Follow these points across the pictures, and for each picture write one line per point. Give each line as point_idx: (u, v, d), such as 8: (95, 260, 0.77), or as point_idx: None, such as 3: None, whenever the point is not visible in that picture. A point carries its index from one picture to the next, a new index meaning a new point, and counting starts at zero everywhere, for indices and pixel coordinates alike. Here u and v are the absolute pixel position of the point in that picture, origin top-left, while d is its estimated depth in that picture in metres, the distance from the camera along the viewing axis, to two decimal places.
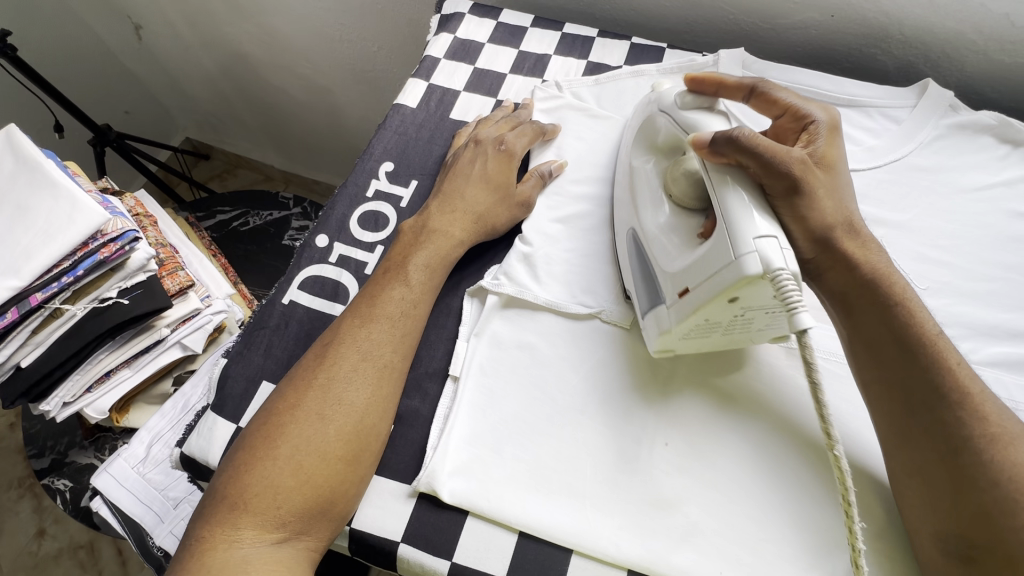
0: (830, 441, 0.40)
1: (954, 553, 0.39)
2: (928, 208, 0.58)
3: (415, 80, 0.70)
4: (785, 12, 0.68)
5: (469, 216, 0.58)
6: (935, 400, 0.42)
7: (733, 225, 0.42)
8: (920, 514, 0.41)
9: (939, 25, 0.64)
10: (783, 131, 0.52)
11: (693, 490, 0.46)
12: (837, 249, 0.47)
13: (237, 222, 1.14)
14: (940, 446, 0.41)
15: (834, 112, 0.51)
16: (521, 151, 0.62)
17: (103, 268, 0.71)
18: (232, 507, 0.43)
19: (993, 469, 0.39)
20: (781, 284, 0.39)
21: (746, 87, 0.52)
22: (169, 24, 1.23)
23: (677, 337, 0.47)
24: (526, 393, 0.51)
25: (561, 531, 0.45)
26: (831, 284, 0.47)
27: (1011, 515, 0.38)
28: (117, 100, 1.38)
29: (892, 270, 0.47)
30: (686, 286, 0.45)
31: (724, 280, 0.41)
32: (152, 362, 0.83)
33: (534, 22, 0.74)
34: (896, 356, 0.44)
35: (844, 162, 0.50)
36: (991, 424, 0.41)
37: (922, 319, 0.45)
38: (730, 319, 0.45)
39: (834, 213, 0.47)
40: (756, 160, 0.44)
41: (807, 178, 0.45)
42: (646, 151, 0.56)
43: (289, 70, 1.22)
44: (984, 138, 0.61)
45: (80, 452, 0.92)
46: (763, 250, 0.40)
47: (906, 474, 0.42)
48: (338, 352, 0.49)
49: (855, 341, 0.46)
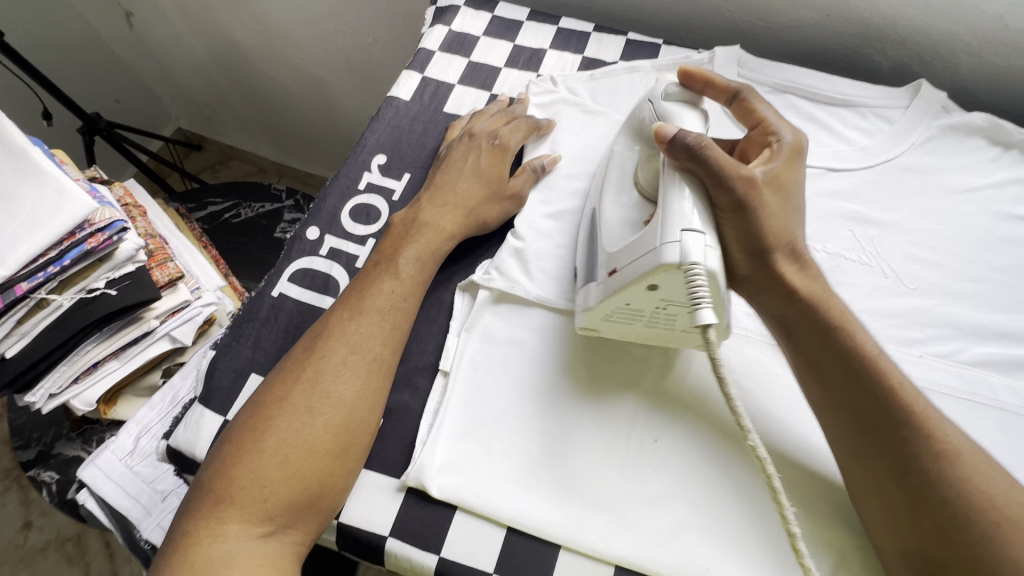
0: (743, 429, 0.41)
1: (915, 566, 0.40)
2: (919, 208, 0.58)
3: (410, 72, 0.70)
4: (782, 10, 0.68)
5: (460, 209, 0.57)
6: (882, 421, 0.43)
7: (666, 215, 0.44)
8: (878, 527, 0.42)
9: (933, 25, 0.64)
10: (751, 145, 0.54)
11: (678, 488, 0.47)
12: (773, 269, 0.48)
13: (228, 214, 1.13)
14: (888, 464, 0.42)
15: (802, 138, 0.52)
16: (515, 145, 0.61)
17: (90, 258, 0.70)
18: (217, 500, 0.43)
19: (944, 485, 0.40)
20: (693, 277, 0.42)
21: (731, 91, 0.55)
22: (162, 13, 1.21)
23: (599, 316, 0.49)
24: (513, 390, 0.51)
25: (548, 527, 0.45)
26: (769, 306, 0.49)
27: (965, 528, 0.38)
28: (108, 89, 1.36)
29: (829, 292, 0.48)
30: (616, 265, 0.46)
31: (645, 264, 0.43)
32: (140, 354, 0.83)
33: (529, 16, 0.74)
34: (839, 380, 0.45)
35: (800, 188, 0.51)
36: (937, 441, 0.41)
37: (863, 342, 0.45)
38: (652, 310, 0.46)
39: (778, 233, 0.48)
40: (706, 168, 0.46)
41: (755, 196, 0.46)
42: (632, 138, 0.55)
43: (283, 61, 1.21)
44: (976, 139, 0.61)
45: (67, 444, 0.91)
46: (685, 242, 0.42)
47: (864, 492, 0.43)
48: (327, 345, 0.49)
49: (800, 362, 0.47)
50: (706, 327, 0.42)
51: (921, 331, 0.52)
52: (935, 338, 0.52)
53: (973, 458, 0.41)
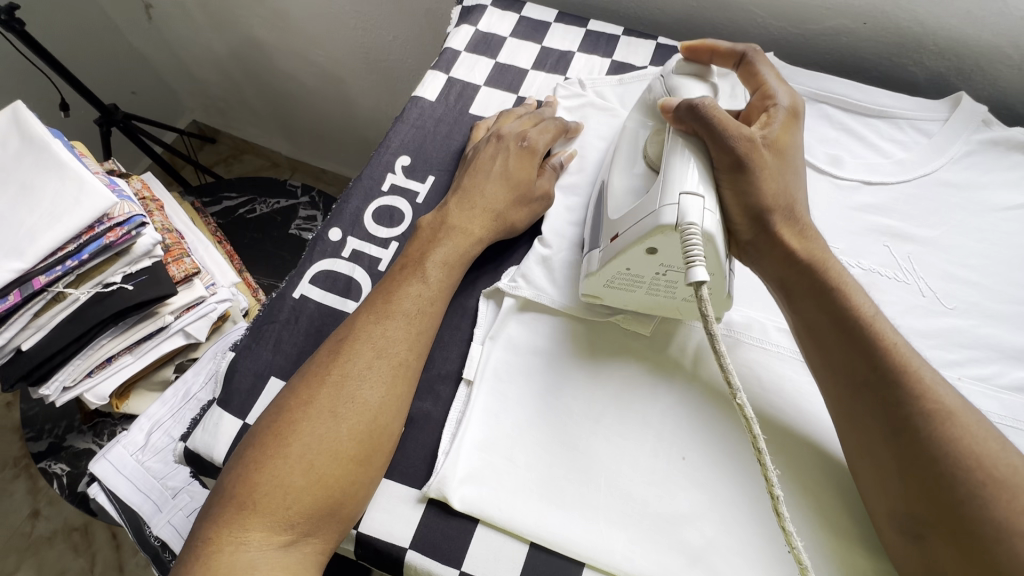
0: (731, 388, 0.40)
1: (905, 532, 0.39)
2: (957, 225, 0.57)
3: (435, 72, 0.69)
4: (818, 17, 0.67)
5: (488, 213, 0.56)
6: (874, 379, 0.42)
7: (667, 179, 0.45)
8: (872, 491, 0.41)
9: (975, 37, 0.62)
10: (750, 112, 0.53)
11: (705, 506, 0.45)
12: (773, 232, 0.47)
13: (243, 209, 1.13)
14: (880, 424, 0.41)
15: (799, 100, 0.52)
16: (543, 147, 0.60)
17: (108, 252, 0.69)
18: (239, 507, 0.42)
19: (932, 442, 0.39)
20: (689, 237, 0.42)
21: (737, 55, 0.55)
22: (181, 5, 1.21)
23: (601, 282, 0.49)
24: (537, 398, 0.50)
25: (572, 543, 0.44)
26: (769, 269, 0.48)
27: (950, 487, 0.37)
28: (125, 81, 1.36)
29: (828, 253, 0.47)
30: (617, 231, 0.48)
31: (645, 226, 0.44)
32: (154, 349, 0.82)
33: (557, 18, 0.73)
34: (834, 340, 0.44)
35: (798, 149, 0.50)
36: (929, 400, 0.40)
37: (858, 302, 0.45)
38: (652, 275, 0.47)
39: (776, 195, 0.47)
40: (708, 125, 0.46)
41: (754, 157, 0.46)
42: (645, 115, 0.56)
43: (301, 56, 1.20)
44: (1018, 155, 0.59)
45: (78, 437, 0.91)
46: (683, 204, 0.43)
47: (857, 453, 0.42)
48: (353, 349, 0.48)
49: (798, 325, 0.47)
50: (698, 286, 0.41)
51: (958, 352, 0.50)
52: (973, 360, 0.50)
53: (964, 418, 0.39)
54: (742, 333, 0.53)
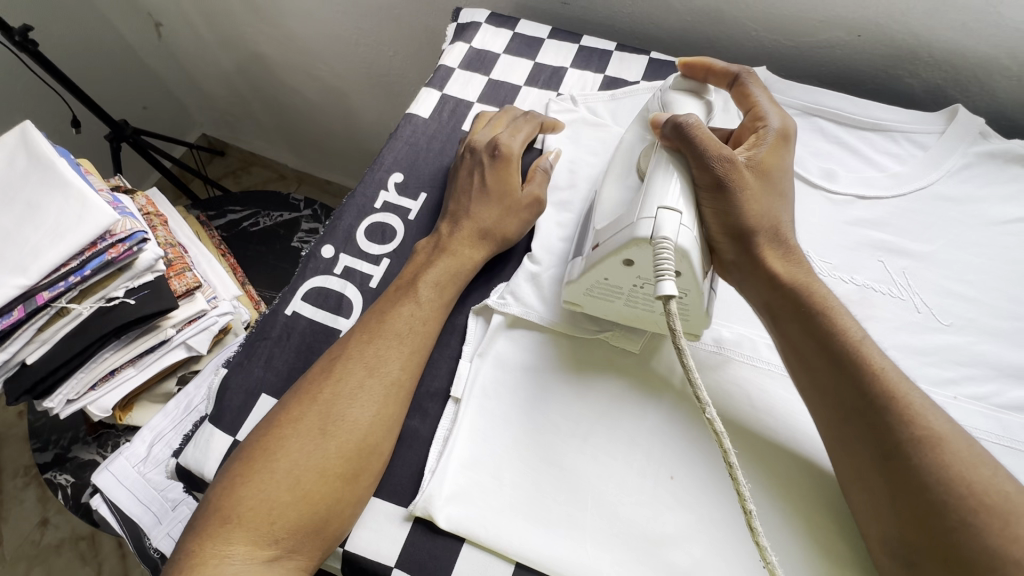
0: (701, 402, 0.40)
1: (899, 558, 0.38)
2: (954, 239, 0.56)
3: (429, 90, 0.70)
4: (811, 30, 0.67)
5: (474, 231, 0.56)
6: (863, 406, 0.41)
7: (649, 194, 0.45)
8: (867, 516, 0.40)
9: (971, 49, 0.62)
10: (741, 133, 0.53)
11: (692, 528, 0.45)
12: (755, 253, 0.47)
13: (247, 222, 1.14)
14: (869, 451, 0.40)
15: (790, 121, 0.52)
16: (518, 150, 0.59)
17: (111, 268, 0.71)
18: (224, 520, 0.42)
19: (923, 470, 0.38)
20: (660, 251, 0.42)
21: (731, 75, 0.55)
22: (190, 23, 1.24)
23: (581, 289, 0.49)
24: (524, 417, 0.50)
25: (559, 562, 0.43)
26: (753, 291, 0.48)
27: (941, 516, 0.37)
28: (136, 97, 1.39)
29: (813, 279, 0.47)
30: (598, 240, 0.48)
31: (621, 238, 0.44)
32: (156, 362, 0.84)
33: (551, 34, 0.73)
34: (822, 367, 0.43)
35: (785, 171, 0.50)
36: (917, 426, 0.39)
37: (845, 326, 0.44)
38: (630, 286, 0.47)
39: (760, 216, 0.47)
40: (692, 144, 0.47)
41: (734, 178, 0.47)
42: (643, 128, 0.55)
43: (305, 72, 1.23)
44: (1016, 168, 0.58)
45: (83, 448, 0.92)
46: (659, 218, 0.43)
47: (851, 480, 0.41)
48: (344, 368, 0.48)
49: (785, 347, 0.46)
50: (666, 301, 0.40)
51: (955, 370, 0.49)
52: (970, 378, 0.49)
53: (954, 443, 0.39)
54: (733, 350, 0.52)
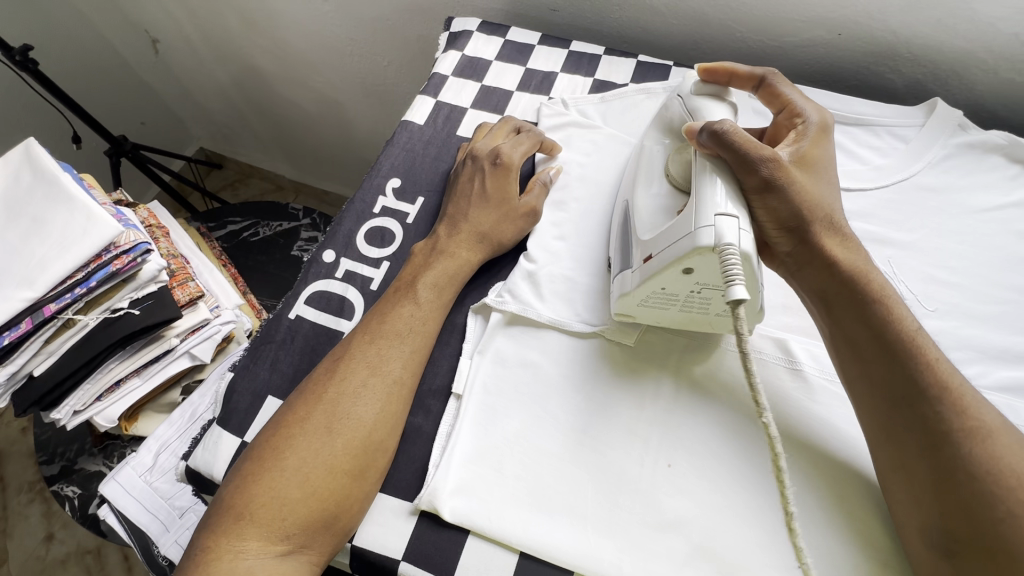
0: (759, 407, 0.39)
1: (936, 547, 0.39)
2: (936, 228, 0.57)
3: (423, 97, 0.72)
4: (793, 30, 0.69)
5: (473, 235, 0.58)
6: (914, 397, 0.42)
7: (699, 202, 0.46)
8: (903, 504, 0.42)
9: (948, 44, 0.64)
10: (779, 129, 0.55)
11: (692, 513, 0.46)
12: (813, 243, 0.48)
13: (247, 233, 1.16)
14: (916, 441, 0.41)
15: (827, 114, 0.54)
16: (518, 162, 0.61)
17: (115, 279, 0.72)
18: (237, 517, 0.43)
19: (972, 462, 0.39)
20: (727, 258, 0.43)
21: (757, 78, 0.56)
22: (186, 38, 1.26)
23: (635, 300, 0.50)
24: (527, 412, 0.51)
25: (563, 552, 0.44)
26: (808, 280, 0.49)
27: (990, 506, 0.38)
28: (134, 112, 1.41)
29: (870, 268, 0.48)
30: (650, 252, 0.48)
31: (681, 248, 0.45)
32: (161, 372, 0.85)
33: (541, 40, 0.75)
34: (875, 355, 0.45)
35: (829, 162, 0.52)
36: (969, 418, 0.41)
37: (901, 317, 0.45)
38: (687, 293, 0.48)
39: (814, 207, 0.49)
40: (731, 152, 0.47)
41: (782, 176, 0.48)
42: (662, 132, 0.57)
43: (302, 84, 1.25)
44: (994, 158, 0.60)
45: (89, 460, 0.93)
46: (719, 226, 0.44)
47: (891, 468, 0.43)
48: (348, 368, 0.50)
49: (837, 337, 0.47)
50: (735, 305, 0.41)
51: None
52: (957, 361, 0.50)
53: (1004, 437, 0.40)
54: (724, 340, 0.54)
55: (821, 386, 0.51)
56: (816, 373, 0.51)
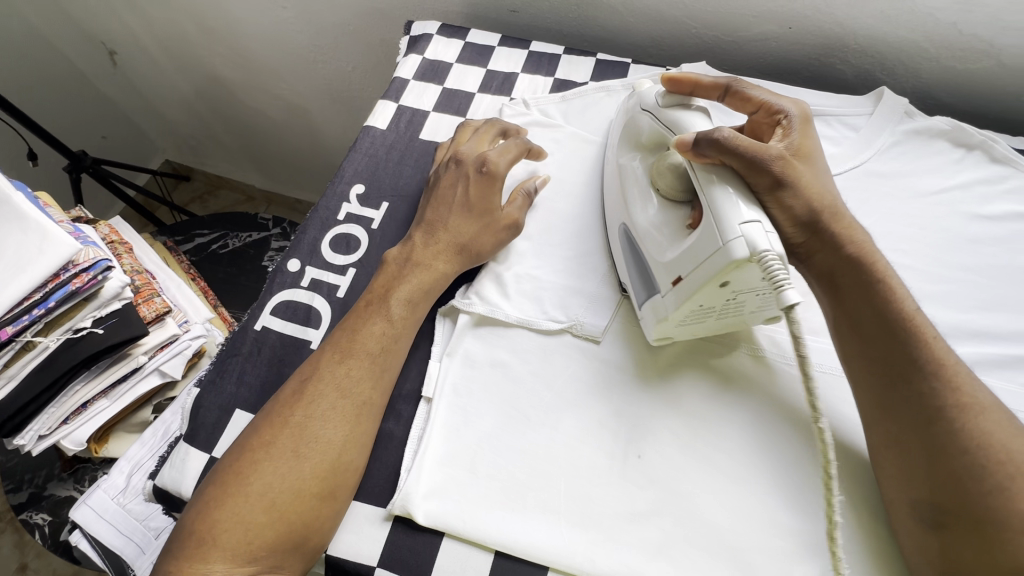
0: (815, 418, 0.40)
1: (924, 519, 0.41)
2: (888, 212, 0.59)
3: (385, 102, 0.71)
4: (746, 25, 0.70)
5: (452, 246, 0.57)
6: (913, 372, 0.44)
7: (718, 215, 0.45)
8: (894, 482, 0.44)
9: (891, 34, 0.66)
10: (759, 126, 0.55)
11: (663, 502, 0.47)
12: (825, 234, 0.49)
13: (216, 245, 1.14)
14: (914, 416, 0.43)
15: (802, 104, 0.54)
16: (503, 171, 0.59)
17: (75, 298, 0.70)
18: (200, 543, 0.43)
19: (965, 437, 0.41)
20: (768, 264, 0.41)
21: (721, 86, 0.55)
22: (144, 48, 1.23)
23: (673, 323, 0.49)
24: (498, 413, 0.51)
25: (537, 549, 0.45)
26: (816, 265, 0.50)
27: (978, 479, 0.40)
28: (95, 126, 1.37)
29: (874, 248, 0.49)
30: (679, 274, 0.47)
31: (714, 266, 0.43)
32: (130, 392, 0.83)
33: (501, 42, 0.76)
34: (876, 333, 0.46)
35: (819, 152, 0.52)
36: (964, 394, 0.43)
37: (902, 298, 0.47)
38: (723, 303, 0.47)
39: (819, 196, 0.49)
40: (738, 158, 0.46)
41: (789, 171, 0.48)
42: (631, 148, 0.59)
43: (266, 91, 1.23)
44: (939, 143, 0.63)
45: (59, 485, 0.90)
46: (749, 235, 0.42)
47: (884, 444, 0.45)
48: (316, 389, 0.49)
49: (840, 318, 0.48)
50: (790, 309, 0.41)
51: None
52: None
53: (995, 414, 0.42)
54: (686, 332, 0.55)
55: (782, 370, 0.52)
56: (778, 358, 0.53)
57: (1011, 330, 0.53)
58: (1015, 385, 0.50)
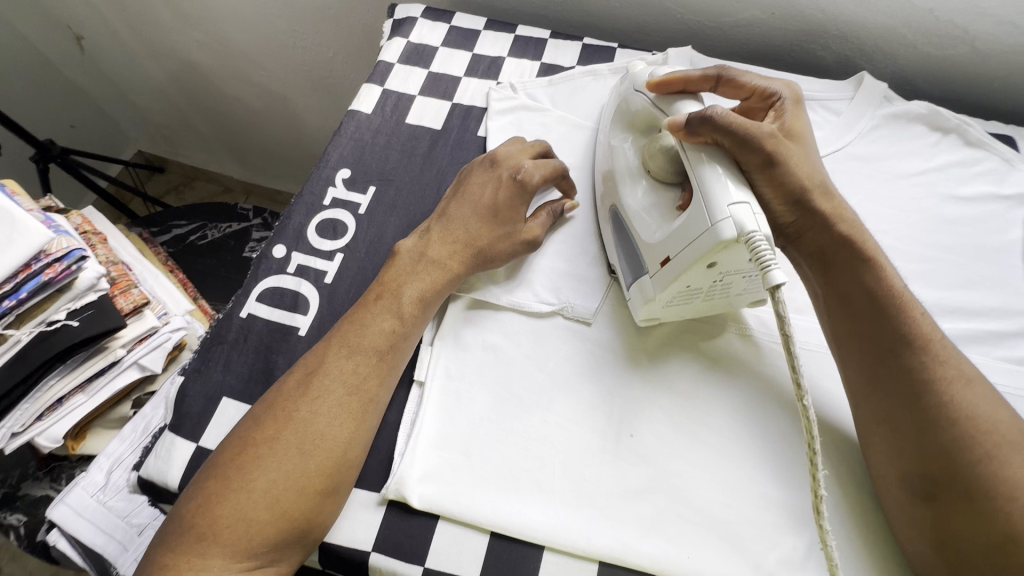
0: (799, 390, 0.39)
1: (915, 492, 0.43)
2: (869, 194, 0.61)
3: (370, 86, 0.70)
4: (729, 10, 0.71)
5: (466, 248, 0.55)
6: (902, 347, 0.45)
7: (707, 197, 0.45)
8: (883, 458, 0.45)
9: (871, 20, 0.67)
10: (752, 109, 0.56)
11: (657, 479, 0.47)
12: (816, 213, 0.50)
13: (194, 236, 1.11)
14: (904, 391, 0.44)
15: (794, 87, 0.56)
16: (536, 183, 0.57)
17: (49, 289, 0.68)
18: (199, 537, 0.42)
19: (953, 410, 0.43)
20: (755, 245, 0.41)
21: (712, 77, 0.54)
22: (114, 33, 1.19)
23: (661, 304, 0.50)
24: (490, 394, 0.51)
25: (533, 529, 0.45)
26: (807, 246, 0.51)
27: (969, 449, 0.42)
28: (62, 115, 1.31)
29: (863, 231, 0.50)
30: (666, 255, 0.47)
31: (701, 247, 0.44)
32: (107, 388, 0.80)
33: (487, 25, 0.75)
34: (866, 311, 0.47)
35: (809, 132, 0.54)
36: (947, 367, 0.44)
37: (890, 278, 0.48)
38: (710, 284, 0.47)
39: (808, 176, 0.50)
40: (730, 136, 0.47)
41: (780, 149, 0.49)
42: (626, 129, 0.59)
43: (243, 78, 1.20)
44: (916, 127, 0.64)
45: (34, 484, 0.87)
46: (737, 216, 0.42)
47: (874, 420, 0.46)
48: (322, 386, 0.47)
49: (830, 295, 0.50)
50: (775, 289, 0.40)
51: None
52: None
53: (978, 387, 0.44)
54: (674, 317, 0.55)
55: (769, 348, 0.54)
56: (766, 338, 0.54)
57: (986, 306, 0.55)
58: (987, 358, 0.52)
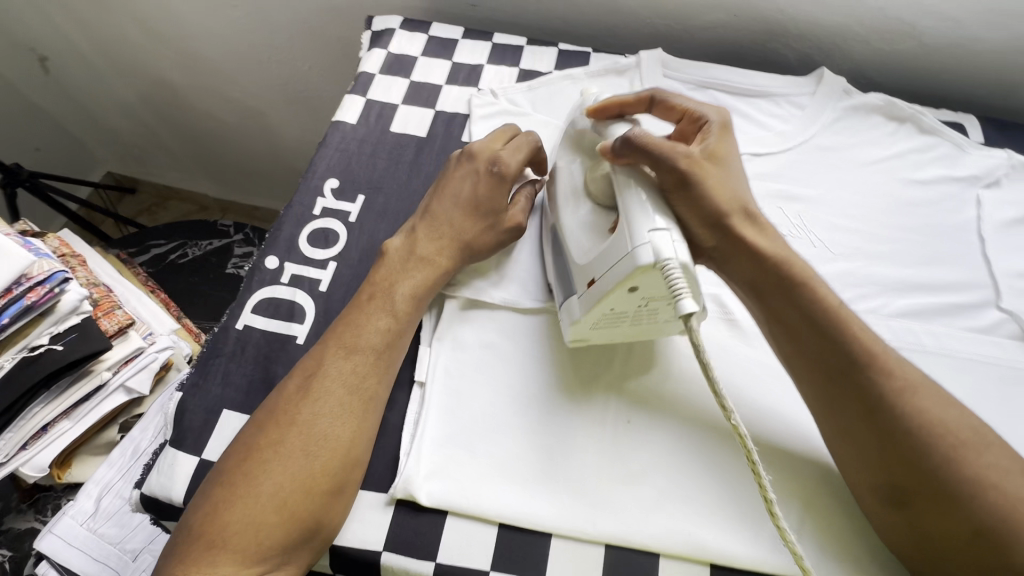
0: (726, 410, 0.41)
1: (885, 497, 0.46)
2: (836, 182, 0.65)
3: (353, 96, 0.71)
4: (696, 13, 0.74)
5: (453, 240, 0.56)
6: (850, 370, 0.47)
7: (631, 222, 0.46)
8: (855, 471, 0.47)
9: (827, 19, 0.71)
10: (685, 133, 0.57)
11: (656, 463, 0.49)
12: (734, 239, 0.52)
13: (174, 255, 1.09)
14: (858, 408, 0.47)
15: (724, 112, 0.57)
16: (514, 169, 0.58)
17: (30, 314, 0.66)
18: (208, 545, 0.42)
19: (907, 419, 0.45)
20: (669, 272, 0.43)
21: (644, 100, 0.57)
22: (83, 55, 1.17)
23: (587, 325, 0.50)
24: (489, 391, 0.52)
25: (540, 518, 0.46)
26: (738, 275, 0.53)
27: (925, 456, 0.44)
28: (28, 139, 1.28)
29: (790, 253, 0.52)
30: (593, 277, 0.48)
31: (624, 269, 0.45)
32: (94, 411, 0.78)
33: (464, 34, 0.77)
34: (808, 334, 0.49)
35: (735, 158, 0.55)
36: (896, 379, 0.47)
37: (825, 296, 0.50)
38: (636, 309, 0.48)
39: (729, 202, 0.52)
40: (647, 157, 0.50)
41: (697, 171, 0.51)
42: (573, 152, 0.59)
43: (217, 94, 1.19)
44: (876, 117, 0.69)
45: (18, 517, 0.84)
46: (655, 242, 0.44)
47: (836, 433, 0.48)
48: (321, 387, 0.48)
49: (772, 320, 0.52)
50: (687, 317, 0.43)
51: (850, 291, 0.58)
52: (863, 296, 0.57)
53: (927, 392, 0.46)
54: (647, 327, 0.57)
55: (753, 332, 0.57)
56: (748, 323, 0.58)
57: (947, 281, 0.59)
58: (952, 329, 0.56)
